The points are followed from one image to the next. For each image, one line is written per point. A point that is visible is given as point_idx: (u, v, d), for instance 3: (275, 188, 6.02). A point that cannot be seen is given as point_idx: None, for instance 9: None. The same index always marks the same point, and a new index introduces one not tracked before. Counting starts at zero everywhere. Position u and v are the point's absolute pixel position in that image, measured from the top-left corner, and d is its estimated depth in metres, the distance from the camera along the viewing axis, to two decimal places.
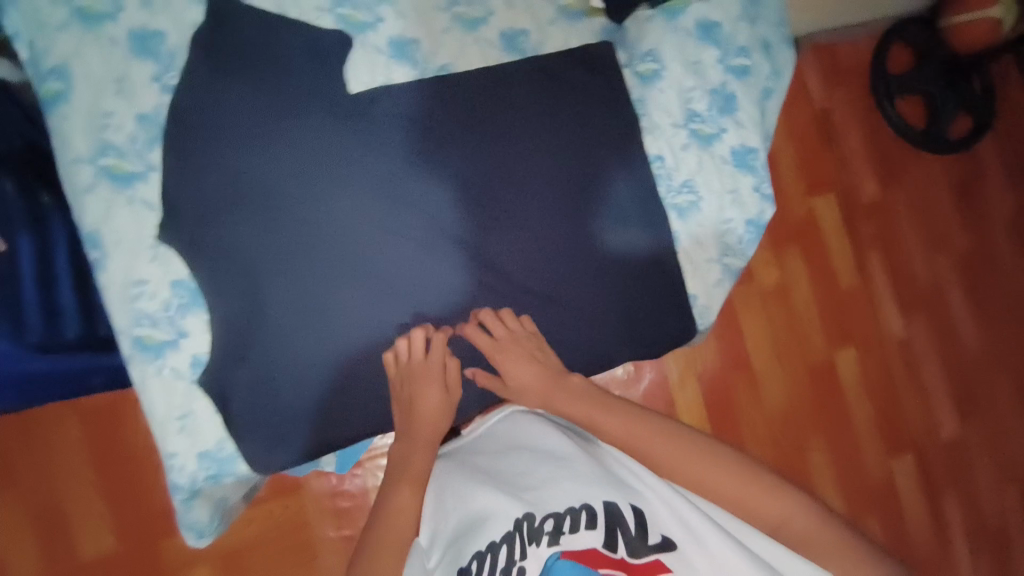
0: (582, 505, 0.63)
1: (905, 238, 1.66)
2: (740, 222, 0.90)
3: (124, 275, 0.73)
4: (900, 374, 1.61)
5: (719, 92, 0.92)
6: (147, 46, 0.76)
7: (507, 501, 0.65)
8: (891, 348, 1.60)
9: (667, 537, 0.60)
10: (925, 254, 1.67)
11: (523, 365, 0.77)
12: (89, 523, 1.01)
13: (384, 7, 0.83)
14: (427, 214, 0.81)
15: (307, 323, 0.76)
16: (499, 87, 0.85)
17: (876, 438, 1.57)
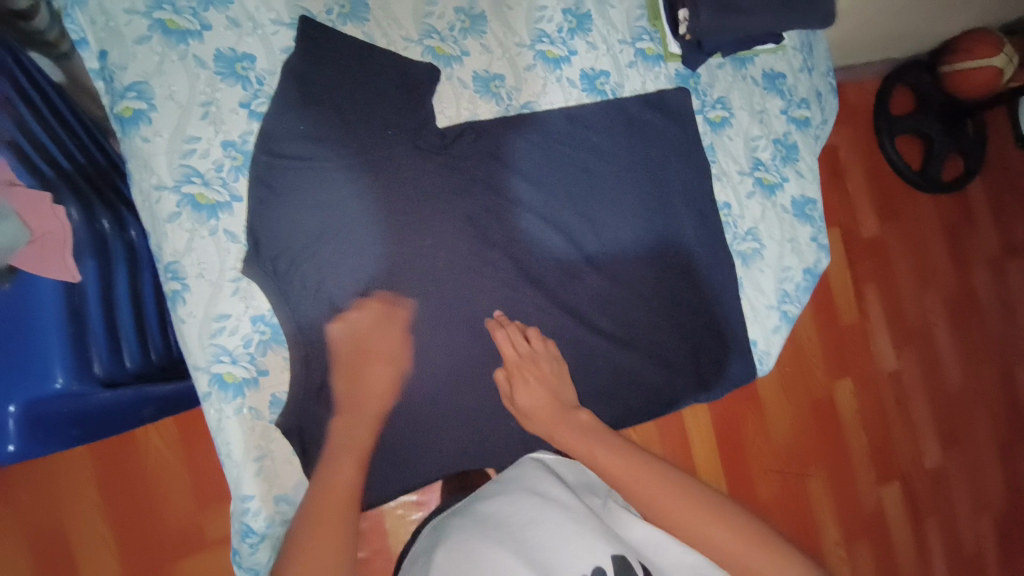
0: (594, 571, 0.54)
1: (901, 273, 1.62)
2: (799, 269, 0.93)
3: (205, 309, 0.70)
4: (891, 407, 1.57)
5: (782, 142, 0.95)
6: (234, 68, 0.73)
7: (514, 565, 0.54)
8: (882, 383, 1.56)
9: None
10: (916, 290, 1.63)
11: (536, 394, 0.73)
12: (92, 560, 0.92)
13: (471, 40, 0.84)
14: (492, 239, 0.81)
15: (378, 341, 0.75)
16: (576, 127, 0.85)
17: (870, 468, 1.54)
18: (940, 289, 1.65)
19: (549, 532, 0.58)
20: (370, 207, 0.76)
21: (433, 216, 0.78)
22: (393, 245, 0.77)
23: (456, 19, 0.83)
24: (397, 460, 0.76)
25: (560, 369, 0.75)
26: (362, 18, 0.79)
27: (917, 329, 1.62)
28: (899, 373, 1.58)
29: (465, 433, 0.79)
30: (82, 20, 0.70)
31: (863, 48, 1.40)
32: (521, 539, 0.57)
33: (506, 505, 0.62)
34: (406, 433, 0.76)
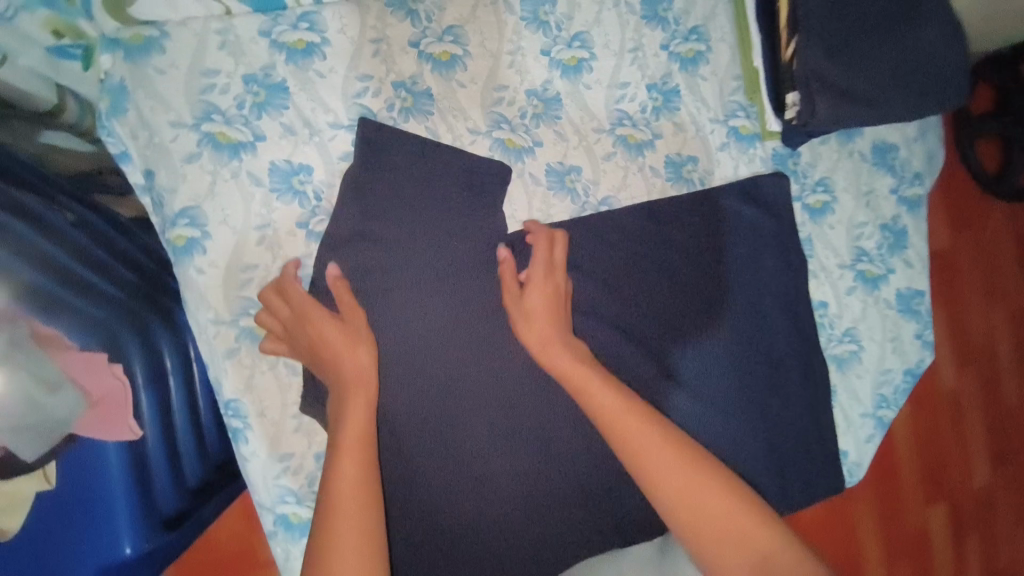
0: None
1: (966, 282, 1.36)
2: (899, 371, 0.84)
3: (270, 448, 0.65)
4: (947, 428, 1.31)
5: (890, 227, 0.84)
6: (291, 182, 0.66)
7: None
8: (942, 400, 1.31)
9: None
10: (982, 301, 1.36)
11: (538, 311, 0.64)
12: None
13: (544, 128, 0.74)
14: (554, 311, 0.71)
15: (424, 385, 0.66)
16: (660, 226, 0.76)
17: (922, 496, 1.28)
18: (1008, 303, 1.38)
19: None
20: (396, 290, 0.66)
21: (448, 264, 0.68)
22: (414, 330, 0.66)
23: (528, 104, 0.74)
24: (433, 516, 0.66)
25: (558, 287, 0.66)
26: (425, 111, 0.71)
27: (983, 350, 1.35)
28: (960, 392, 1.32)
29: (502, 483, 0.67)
30: (121, 132, 0.63)
31: None
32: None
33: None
34: (440, 484, 0.66)
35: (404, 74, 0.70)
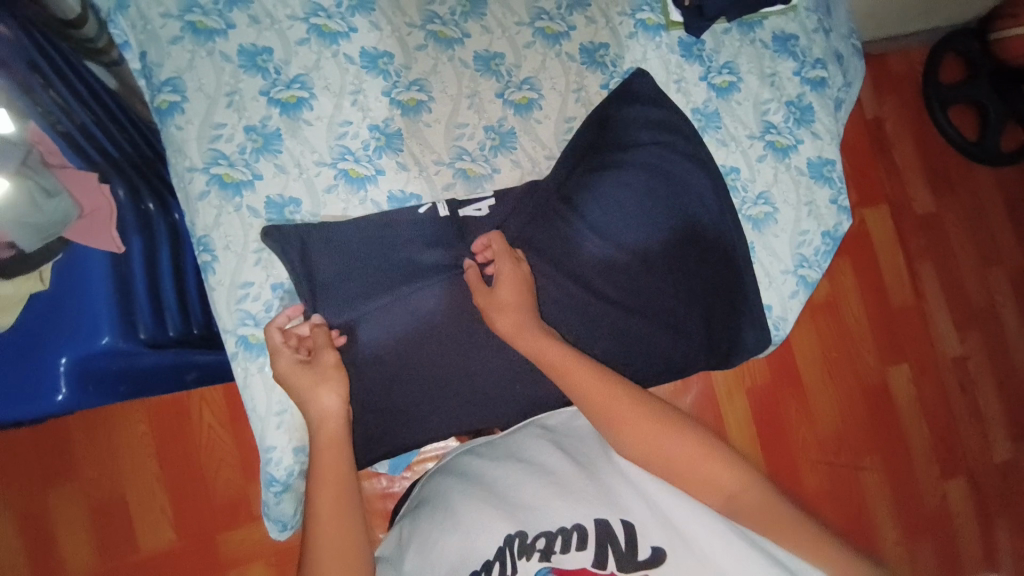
0: (574, 526, 0.60)
1: (960, 258, 1.77)
2: (817, 233, 0.90)
3: (231, 278, 0.74)
4: (955, 396, 1.69)
5: (795, 103, 0.92)
6: (255, 61, 0.80)
7: (491, 520, 0.63)
8: (947, 366, 1.69)
9: (659, 547, 0.57)
10: (980, 274, 1.77)
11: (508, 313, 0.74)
12: (149, 523, 1.10)
13: (472, 23, 0.88)
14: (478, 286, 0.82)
15: (392, 325, 0.80)
16: (606, 132, 0.87)
17: (933, 462, 1.63)
18: (1004, 273, 1.79)
19: (533, 492, 0.65)
20: (352, 257, 0.78)
21: (405, 255, 0.80)
22: (354, 266, 0.78)
23: (456, 4, 0.88)
24: (397, 418, 0.80)
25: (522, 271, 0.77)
26: (368, 9, 0.84)
27: (983, 313, 1.75)
28: (966, 356, 1.71)
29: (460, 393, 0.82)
30: (123, 25, 0.79)
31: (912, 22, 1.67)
32: (504, 498, 0.66)
33: (494, 471, 0.71)
34: (401, 393, 0.80)
35: None
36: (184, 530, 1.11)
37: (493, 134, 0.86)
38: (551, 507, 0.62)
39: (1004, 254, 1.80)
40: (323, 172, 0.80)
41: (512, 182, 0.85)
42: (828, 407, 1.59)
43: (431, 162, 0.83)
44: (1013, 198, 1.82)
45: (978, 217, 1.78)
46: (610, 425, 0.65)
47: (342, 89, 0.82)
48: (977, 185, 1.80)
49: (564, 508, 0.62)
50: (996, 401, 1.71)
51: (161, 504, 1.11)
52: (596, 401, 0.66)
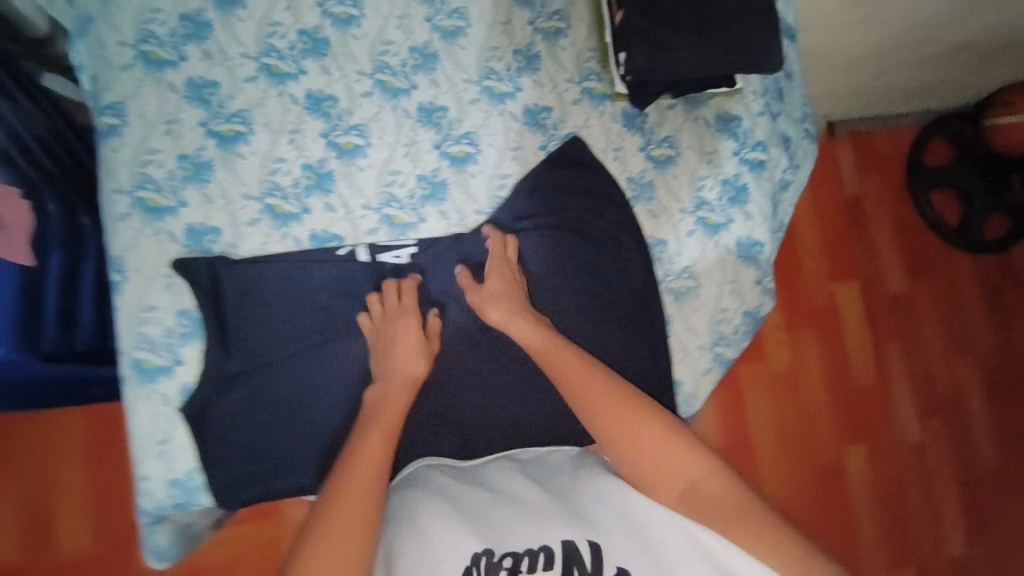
0: (541, 547, 0.56)
1: (931, 344, 1.78)
2: (737, 312, 0.92)
3: (138, 300, 0.77)
4: (910, 481, 1.71)
5: (731, 183, 0.94)
6: (199, 93, 0.82)
7: (461, 531, 0.57)
8: (903, 452, 1.71)
9: (625, 568, 0.53)
10: (948, 362, 1.78)
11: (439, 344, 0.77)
12: (69, 525, 1.09)
13: (421, 76, 0.89)
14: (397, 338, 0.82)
15: (302, 374, 0.79)
16: (537, 196, 0.89)
17: (879, 548, 1.65)
18: (974, 362, 1.79)
19: (500, 516, 0.59)
20: (267, 297, 0.79)
21: (323, 300, 0.81)
22: (267, 307, 0.79)
23: (409, 56, 0.89)
24: (290, 465, 0.79)
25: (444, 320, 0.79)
26: (322, 53, 0.86)
27: (948, 401, 1.76)
28: (924, 444, 1.73)
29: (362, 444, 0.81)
30: (83, 50, 0.81)
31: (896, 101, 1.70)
32: (472, 513, 0.59)
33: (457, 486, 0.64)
34: (301, 439, 0.79)
35: (308, 24, 0.86)
36: (103, 535, 1.10)
37: (426, 184, 0.88)
38: (518, 529, 0.57)
39: (975, 344, 1.81)
40: (249, 206, 0.81)
41: (438, 233, 0.87)
42: (782, 480, 1.61)
43: (359, 207, 0.85)
44: (989, 285, 1.83)
45: (950, 305, 1.80)
46: (596, 418, 0.66)
47: (281, 127, 0.83)
48: (953, 271, 1.82)
49: (529, 525, 0.57)
50: (952, 492, 1.72)
51: (84, 508, 1.10)
52: (583, 385, 0.69)
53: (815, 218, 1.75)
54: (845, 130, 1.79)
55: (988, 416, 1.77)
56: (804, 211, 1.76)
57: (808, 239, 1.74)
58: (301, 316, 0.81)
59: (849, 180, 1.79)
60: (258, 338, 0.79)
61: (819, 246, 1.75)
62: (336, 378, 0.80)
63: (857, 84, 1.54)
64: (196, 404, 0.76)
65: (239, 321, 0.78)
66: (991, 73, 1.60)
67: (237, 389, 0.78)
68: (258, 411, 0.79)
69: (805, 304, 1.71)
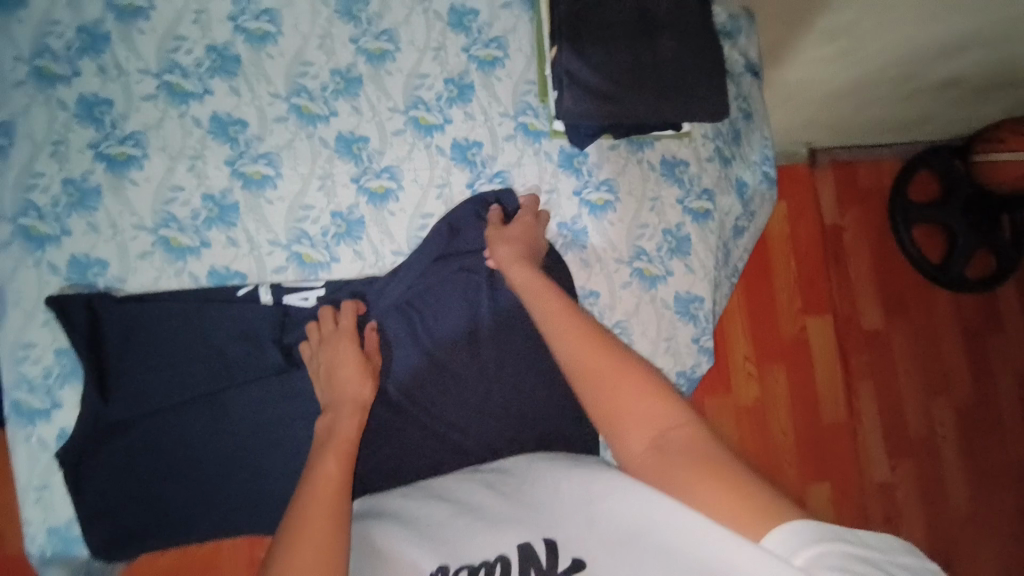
0: (498, 559, 0.51)
1: (905, 382, 1.67)
2: (670, 371, 0.87)
3: (15, 336, 0.73)
4: (876, 523, 1.60)
5: (672, 233, 0.89)
6: (92, 112, 0.77)
7: (417, 555, 0.54)
8: (871, 494, 1.61)
9: (580, 556, 0.49)
10: (921, 401, 1.67)
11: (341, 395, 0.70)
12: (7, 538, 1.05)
13: (341, 102, 0.84)
14: (293, 390, 0.77)
15: (188, 426, 0.75)
16: (456, 239, 0.83)
17: None
18: (951, 402, 1.68)
19: (458, 531, 0.55)
20: (153, 339, 0.75)
21: (213, 345, 0.76)
22: (152, 350, 0.75)
23: (330, 80, 0.84)
24: (170, 520, 0.74)
25: (328, 366, 0.73)
26: (231, 72, 0.81)
27: (920, 442, 1.65)
28: (892, 485, 1.63)
29: (252, 499, 0.76)
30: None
31: (886, 132, 1.61)
32: (426, 533, 0.57)
33: (412, 504, 0.62)
34: (184, 493, 0.75)
35: (218, 40, 0.81)
36: None
37: (340, 221, 0.82)
38: (472, 542, 0.53)
39: (953, 383, 1.69)
40: (140, 237, 0.77)
41: (350, 274, 0.83)
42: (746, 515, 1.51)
43: (266, 243, 0.80)
44: (970, 323, 1.71)
45: (928, 343, 1.69)
46: (580, 374, 0.60)
47: (180, 152, 0.79)
48: (932, 308, 1.70)
49: (483, 532, 0.54)
50: (920, 535, 1.62)
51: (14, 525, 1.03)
52: (558, 330, 0.65)
53: (789, 246, 1.64)
54: (828, 159, 1.69)
55: (963, 457, 1.67)
56: (779, 237, 1.64)
57: (785, 270, 1.63)
58: (192, 361, 0.75)
59: (830, 210, 1.68)
60: (140, 383, 0.74)
61: (792, 274, 1.63)
62: (224, 429, 0.75)
63: (837, 115, 1.46)
64: (71, 451, 0.72)
65: (121, 364, 0.74)
66: (985, 111, 1.51)
67: (117, 439, 0.73)
68: (135, 462, 0.73)
69: (773, 336, 1.60)
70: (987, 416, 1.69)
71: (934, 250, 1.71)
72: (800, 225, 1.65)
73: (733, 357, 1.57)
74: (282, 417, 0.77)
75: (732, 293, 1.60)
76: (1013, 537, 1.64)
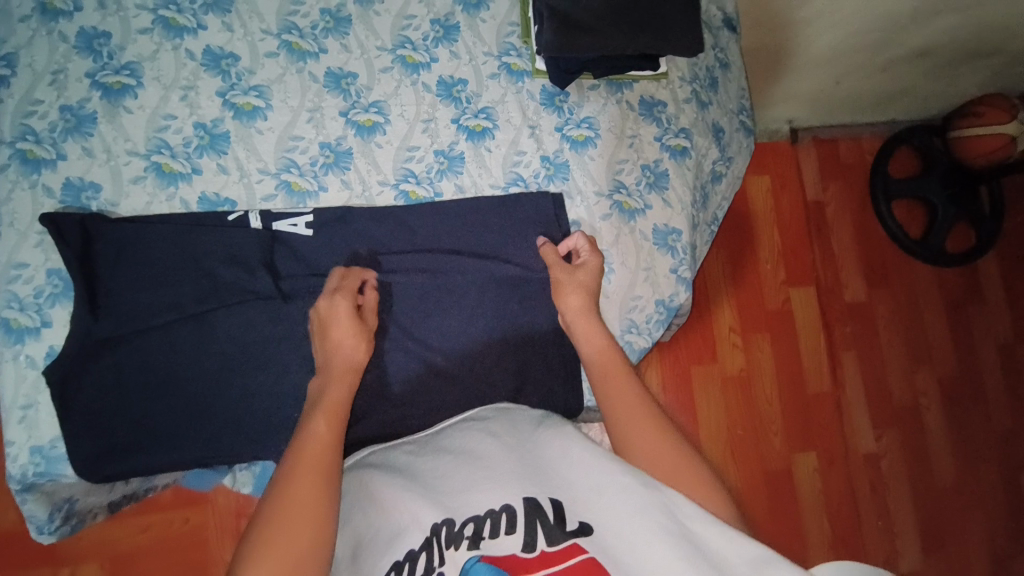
0: (503, 508, 0.55)
1: (888, 352, 1.71)
2: (650, 300, 0.89)
3: (9, 256, 0.75)
4: (863, 492, 1.62)
5: (651, 168, 0.92)
6: (91, 44, 0.80)
7: (420, 508, 0.57)
8: (856, 462, 1.63)
9: (587, 522, 0.54)
10: (903, 370, 1.70)
11: (344, 334, 0.73)
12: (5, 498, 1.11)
13: (331, 40, 0.86)
14: (280, 311, 0.79)
15: (178, 346, 0.76)
16: (447, 172, 0.87)
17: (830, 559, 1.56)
18: (933, 372, 1.72)
19: (462, 481, 0.59)
20: (144, 259, 0.76)
21: (201, 266, 0.78)
22: (143, 270, 0.76)
23: (320, 19, 0.86)
24: (156, 438, 0.75)
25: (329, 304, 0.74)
26: (224, 9, 0.84)
27: (903, 411, 1.68)
28: (878, 454, 1.65)
29: (237, 419, 0.77)
30: None
31: (866, 108, 1.67)
32: (432, 485, 0.60)
33: (417, 461, 0.65)
34: (171, 410, 0.76)
35: None
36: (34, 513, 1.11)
37: (329, 152, 0.84)
38: (476, 496, 0.56)
39: (935, 355, 1.73)
40: (133, 162, 0.79)
41: (337, 203, 0.84)
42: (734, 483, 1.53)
43: (255, 171, 0.82)
44: (951, 294, 1.76)
45: (909, 317, 1.73)
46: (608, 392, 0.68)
47: (174, 83, 0.81)
48: (913, 281, 1.74)
49: (489, 489, 0.57)
50: (907, 504, 1.63)
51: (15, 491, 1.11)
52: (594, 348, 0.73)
53: (772, 214, 1.68)
54: (809, 136, 1.72)
55: (947, 429, 1.70)
56: (763, 210, 1.67)
57: (768, 239, 1.66)
58: (182, 283, 0.77)
59: (811, 184, 1.72)
60: (130, 302, 0.75)
61: (775, 245, 1.67)
62: (212, 348, 0.77)
63: (817, 85, 1.51)
64: (60, 367, 0.73)
65: (112, 283, 0.75)
66: (959, 81, 1.58)
67: (106, 357, 0.74)
68: (123, 379, 0.75)
69: (757, 305, 1.63)
70: (968, 386, 1.73)
71: (913, 225, 1.75)
72: (781, 194, 1.69)
73: (719, 326, 1.60)
74: (268, 338, 0.78)
75: (718, 264, 1.63)
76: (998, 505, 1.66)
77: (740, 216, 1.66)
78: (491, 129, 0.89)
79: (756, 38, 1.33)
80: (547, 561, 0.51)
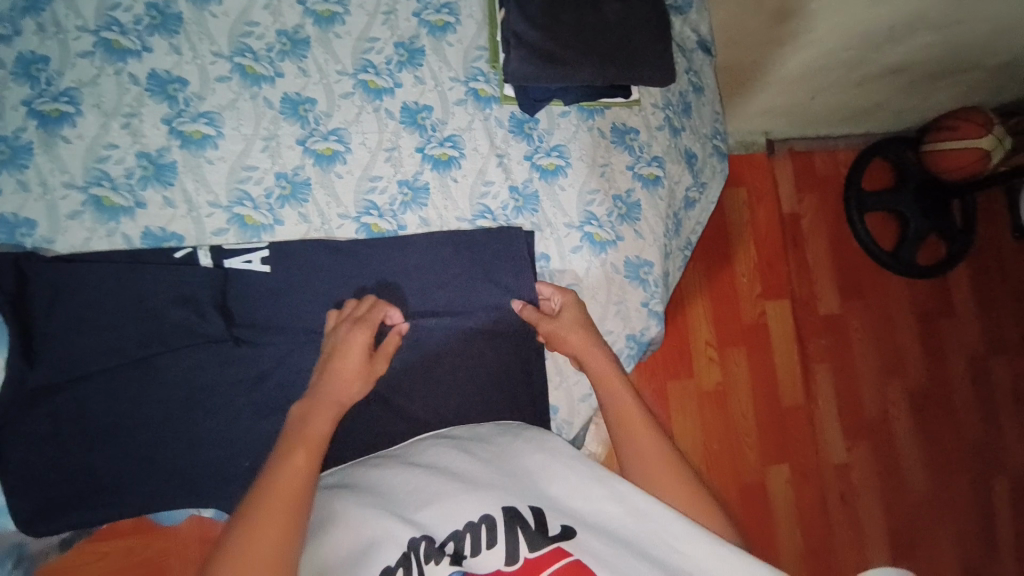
0: (482, 518, 0.51)
1: (862, 365, 1.70)
2: (621, 336, 0.89)
3: None
4: (835, 503, 1.62)
5: (622, 199, 0.90)
6: (27, 68, 0.74)
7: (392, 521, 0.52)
8: (829, 474, 1.62)
9: (570, 525, 0.51)
10: (877, 383, 1.71)
11: (356, 353, 0.69)
12: None
13: (288, 63, 0.82)
14: (231, 355, 0.75)
15: (121, 393, 0.72)
16: (411, 204, 0.84)
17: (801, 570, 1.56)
18: (905, 382, 1.72)
19: (434, 492, 0.54)
20: (84, 301, 0.72)
21: (147, 308, 0.74)
22: (82, 313, 0.72)
23: (276, 41, 0.82)
24: (98, 490, 0.71)
25: (353, 321, 0.72)
26: (172, 30, 0.79)
27: (875, 423, 1.69)
28: (849, 464, 1.65)
29: (187, 468, 0.73)
30: None
31: (843, 122, 1.65)
32: (402, 499, 0.54)
33: (381, 472, 0.59)
34: (115, 459, 0.72)
35: None
36: None
37: (286, 182, 0.80)
38: (452, 507, 0.52)
39: (907, 364, 1.74)
40: (71, 196, 0.74)
41: (294, 236, 0.80)
42: None
43: (205, 204, 0.78)
44: (923, 307, 1.75)
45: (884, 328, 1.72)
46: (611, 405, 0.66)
47: (116, 110, 0.76)
48: (888, 295, 1.74)
49: (464, 496, 0.53)
50: (878, 511, 1.64)
51: None
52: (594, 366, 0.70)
53: (750, 228, 1.65)
54: (785, 148, 1.70)
55: (918, 440, 1.71)
56: (739, 223, 1.65)
57: (745, 253, 1.64)
58: (127, 326, 0.73)
59: (787, 196, 1.69)
60: (70, 346, 0.71)
61: (752, 260, 1.64)
62: (160, 393, 0.73)
63: (791, 102, 1.50)
64: None
65: (49, 328, 0.71)
66: (934, 99, 1.57)
67: (42, 407, 0.70)
68: (61, 428, 0.70)
69: (734, 319, 1.60)
70: (941, 396, 1.74)
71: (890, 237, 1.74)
72: (759, 209, 1.67)
73: (696, 341, 1.57)
74: (221, 382, 0.74)
75: (694, 278, 1.60)
76: (966, 511, 1.69)
77: (716, 229, 1.63)
78: (457, 158, 0.85)
79: (730, 54, 1.34)
80: (536, 566, 0.48)
